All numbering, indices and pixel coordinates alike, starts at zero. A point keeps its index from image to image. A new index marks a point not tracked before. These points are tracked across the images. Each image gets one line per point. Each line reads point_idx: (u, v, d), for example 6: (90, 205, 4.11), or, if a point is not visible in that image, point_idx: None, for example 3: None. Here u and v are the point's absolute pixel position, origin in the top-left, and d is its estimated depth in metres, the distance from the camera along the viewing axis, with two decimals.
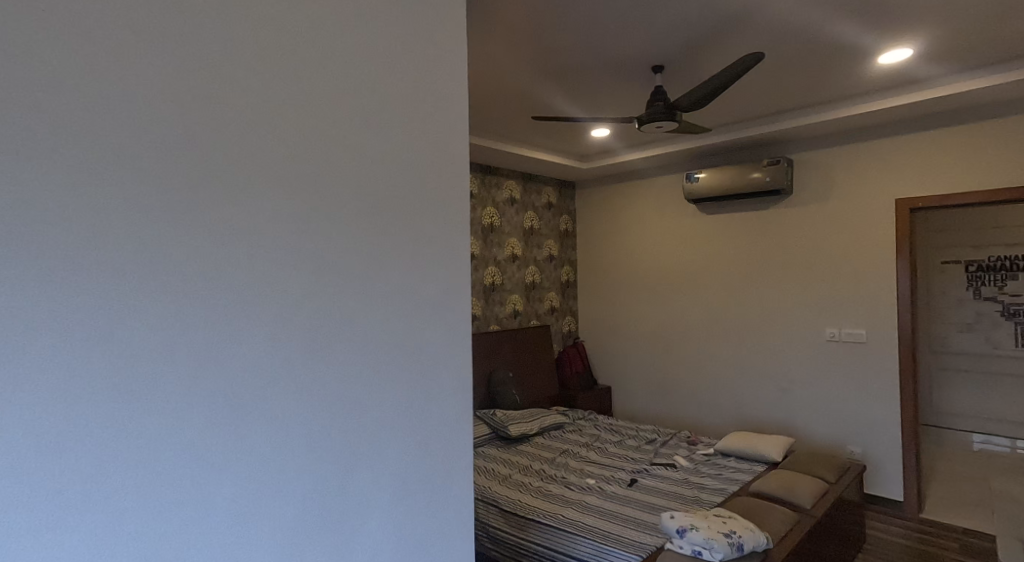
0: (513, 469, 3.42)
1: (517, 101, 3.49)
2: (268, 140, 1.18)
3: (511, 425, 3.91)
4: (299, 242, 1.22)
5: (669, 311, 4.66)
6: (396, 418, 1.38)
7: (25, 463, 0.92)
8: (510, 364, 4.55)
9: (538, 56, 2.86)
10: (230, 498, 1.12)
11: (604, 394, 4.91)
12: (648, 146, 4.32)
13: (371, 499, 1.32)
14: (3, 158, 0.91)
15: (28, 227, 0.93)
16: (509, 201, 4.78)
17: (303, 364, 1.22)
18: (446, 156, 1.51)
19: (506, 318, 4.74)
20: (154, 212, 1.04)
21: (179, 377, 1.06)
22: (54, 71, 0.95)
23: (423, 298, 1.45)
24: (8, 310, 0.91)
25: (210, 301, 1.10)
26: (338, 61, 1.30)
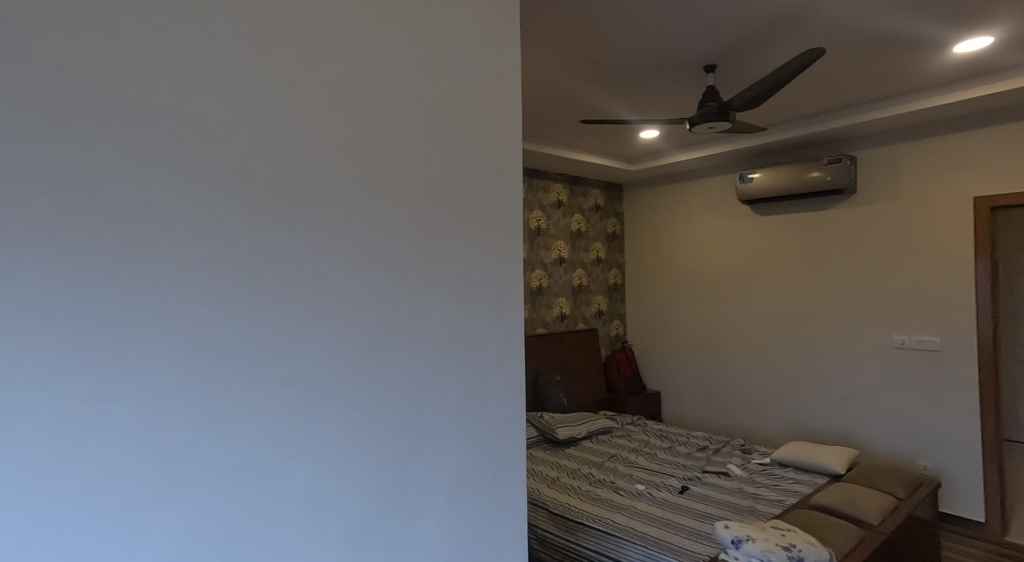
0: (560, 471, 3.40)
1: (565, 103, 3.47)
2: (323, 140, 1.20)
3: (558, 428, 3.89)
4: (358, 243, 1.24)
5: (722, 315, 4.54)
6: (453, 414, 1.39)
7: (119, 457, 0.98)
8: (556, 367, 4.53)
9: (585, 58, 2.84)
10: (298, 493, 1.15)
11: (654, 400, 4.82)
12: (699, 147, 4.22)
13: (429, 496, 1.33)
14: (103, 167, 0.97)
15: (124, 230, 0.99)
16: (555, 204, 4.77)
17: (364, 363, 1.25)
18: (498, 155, 1.49)
19: (552, 321, 4.71)
20: (230, 216, 1.09)
21: (254, 374, 1.11)
22: (117, 75, 0.98)
23: (478, 301, 1.44)
24: (107, 310, 0.97)
25: (280, 302, 1.14)
26: (390, 60, 1.30)
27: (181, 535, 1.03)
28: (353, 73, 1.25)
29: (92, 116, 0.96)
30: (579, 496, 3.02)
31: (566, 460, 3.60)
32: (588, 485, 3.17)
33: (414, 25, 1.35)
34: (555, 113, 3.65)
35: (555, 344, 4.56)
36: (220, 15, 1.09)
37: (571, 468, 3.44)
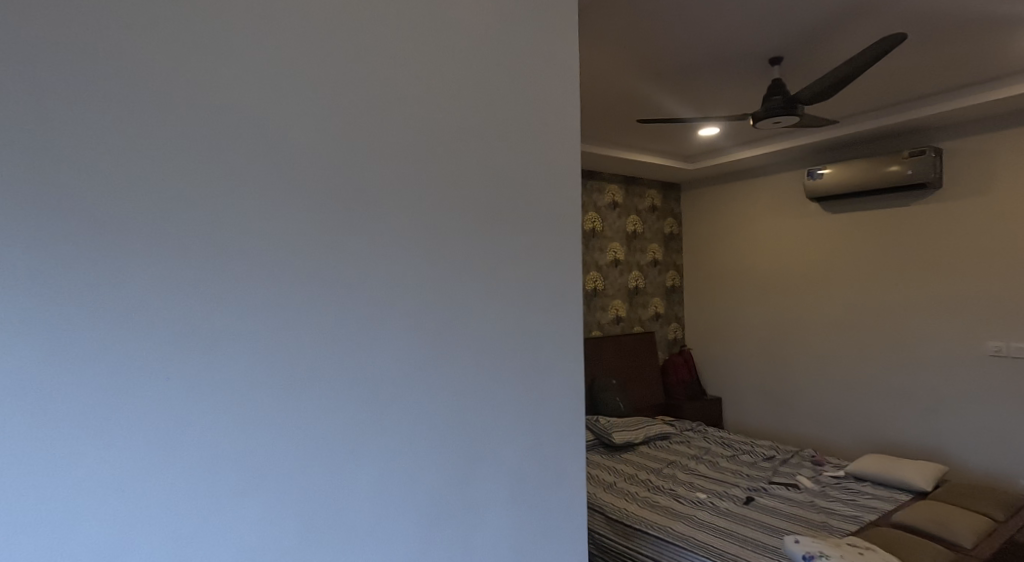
0: (618, 476, 3.33)
1: (621, 103, 3.40)
2: (384, 139, 1.19)
3: (615, 432, 3.82)
4: (425, 238, 1.24)
5: (788, 318, 4.35)
6: (519, 413, 1.36)
7: (197, 450, 1.00)
8: (612, 370, 4.44)
9: (644, 56, 2.76)
10: (363, 489, 1.15)
11: (716, 405, 4.66)
12: (763, 144, 4.06)
13: (494, 498, 1.30)
14: (183, 166, 1.00)
15: (200, 226, 1.01)
16: (611, 205, 4.69)
17: (431, 359, 1.23)
18: (558, 152, 1.46)
19: (608, 324, 4.63)
20: (300, 212, 1.10)
21: (322, 368, 1.11)
22: (185, 82, 1.01)
23: (544, 297, 1.41)
24: (183, 304, 1.00)
25: (347, 297, 1.14)
26: (449, 58, 1.29)
27: (249, 534, 1.04)
28: (412, 72, 1.24)
29: (160, 124, 0.99)
30: (638, 503, 2.94)
31: (623, 465, 3.52)
32: (647, 492, 3.09)
33: (472, 22, 1.32)
34: (611, 113, 3.58)
35: (610, 346, 4.48)
36: (280, 18, 1.10)
37: (629, 473, 3.37)
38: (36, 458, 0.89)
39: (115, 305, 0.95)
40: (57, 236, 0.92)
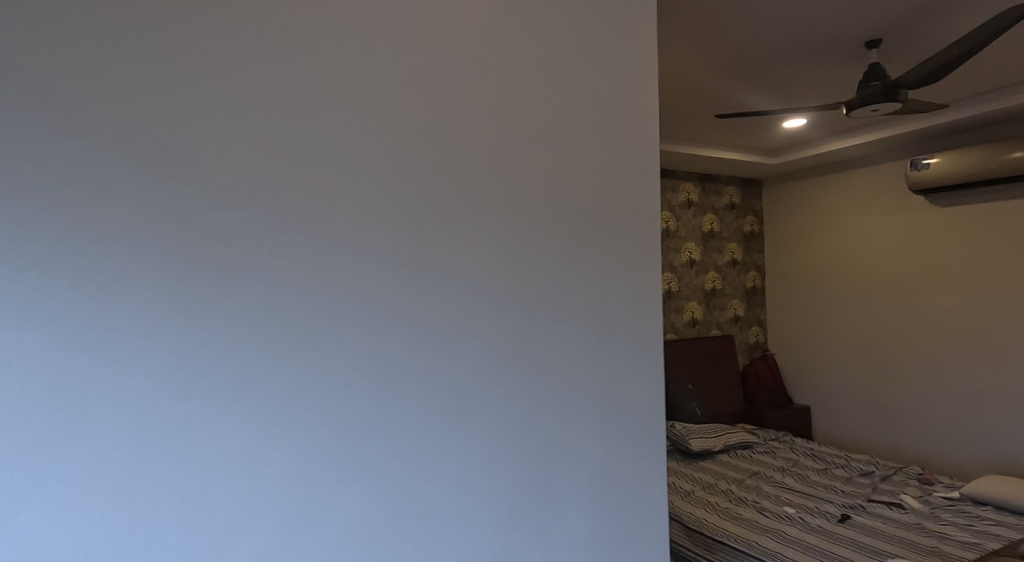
0: (696, 485, 3.19)
1: (695, 99, 3.26)
2: (450, 201, 1.39)
3: (691, 439, 3.66)
4: (501, 268, 1.45)
5: (885, 321, 4.05)
6: (593, 422, 1.56)
7: (329, 455, 1.24)
8: (689, 375, 4.27)
9: (724, 48, 2.62)
10: (457, 485, 1.36)
11: (803, 415, 4.39)
12: (856, 134, 3.79)
13: (570, 497, 1.51)
14: (308, 219, 1.24)
15: (320, 266, 1.25)
16: (685, 204, 4.52)
17: (509, 373, 1.44)
18: (606, 198, 1.61)
19: (684, 326, 4.46)
20: (397, 250, 1.33)
21: (418, 383, 1.33)
22: (301, 148, 1.24)
23: (608, 315, 1.60)
24: (307, 330, 1.23)
25: (436, 320, 1.36)
26: (503, 122, 1.46)
27: (341, 540, 1.24)
28: (471, 139, 1.42)
29: (268, 201, 1.21)
30: (718, 513, 2.79)
31: (703, 474, 3.36)
32: (727, 502, 2.94)
33: (523, 86, 1.49)
34: (685, 110, 3.44)
35: (686, 350, 4.32)
36: (361, 102, 1.30)
37: (707, 482, 3.21)
38: (170, 473, 1.11)
39: (231, 350, 1.17)
40: (187, 295, 1.14)
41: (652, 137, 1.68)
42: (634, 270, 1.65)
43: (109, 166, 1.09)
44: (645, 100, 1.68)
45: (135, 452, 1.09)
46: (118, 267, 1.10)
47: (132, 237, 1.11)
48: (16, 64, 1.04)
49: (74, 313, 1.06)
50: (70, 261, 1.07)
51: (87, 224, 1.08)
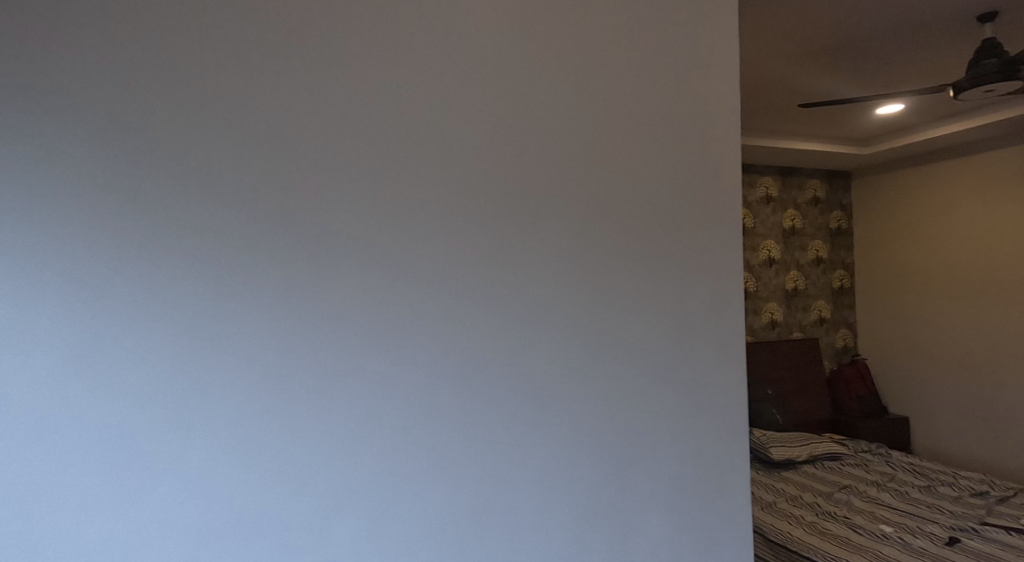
0: (779, 497, 2.99)
1: (776, 89, 3.06)
2: (526, 200, 1.35)
3: (772, 448, 3.44)
4: (573, 264, 1.39)
5: (998, 324, 3.67)
6: (672, 425, 1.48)
7: (405, 453, 1.24)
8: (769, 380, 4.03)
9: (814, 31, 2.42)
10: (532, 488, 1.33)
11: (899, 425, 4.05)
12: (964, 118, 3.46)
13: (649, 504, 1.43)
14: (384, 217, 1.24)
15: (394, 265, 1.24)
16: (764, 199, 4.27)
17: (582, 373, 1.39)
18: (685, 193, 1.52)
19: (762, 329, 4.22)
20: (468, 247, 1.30)
21: (492, 381, 1.31)
22: (375, 146, 1.24)
23: (689, 313, 1.51)
24: (383, 327, 1.23)
25: (508, 318, 1.33)
26: (574, 117, 1.41)
27: (426, 542, 1.24)
28: (543, 135, 1.38)
29: (343, 200, 1.21)
30: (804, 527, 2.60)
31: (786, 485, 3.15)
32: (813, 516, 2.73)
33: (591, 78, 1.43)
34: (764, 101, 3.25)
35: (766, 353, 4.08)
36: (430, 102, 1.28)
37: (791, 494, 3.00)
38: (259, 467, 1.15)
39: (314, 354, 1.18)
40: (272, 303, 1.16)
41: (732, 126, 1.57)
42: (719, 267, 1.55)
43: (197, 180, 1.13)
44: (725, 87, 1.57)
45: (228, 447, 1.13)
46: (202, 269, 1.13)
47: (218, 238, 1.14)
48: (114, 92, 1.09)
49: (174, 328, 1.11)
50: (170, 277, 1.11)
51: (181, 239, 1.12)
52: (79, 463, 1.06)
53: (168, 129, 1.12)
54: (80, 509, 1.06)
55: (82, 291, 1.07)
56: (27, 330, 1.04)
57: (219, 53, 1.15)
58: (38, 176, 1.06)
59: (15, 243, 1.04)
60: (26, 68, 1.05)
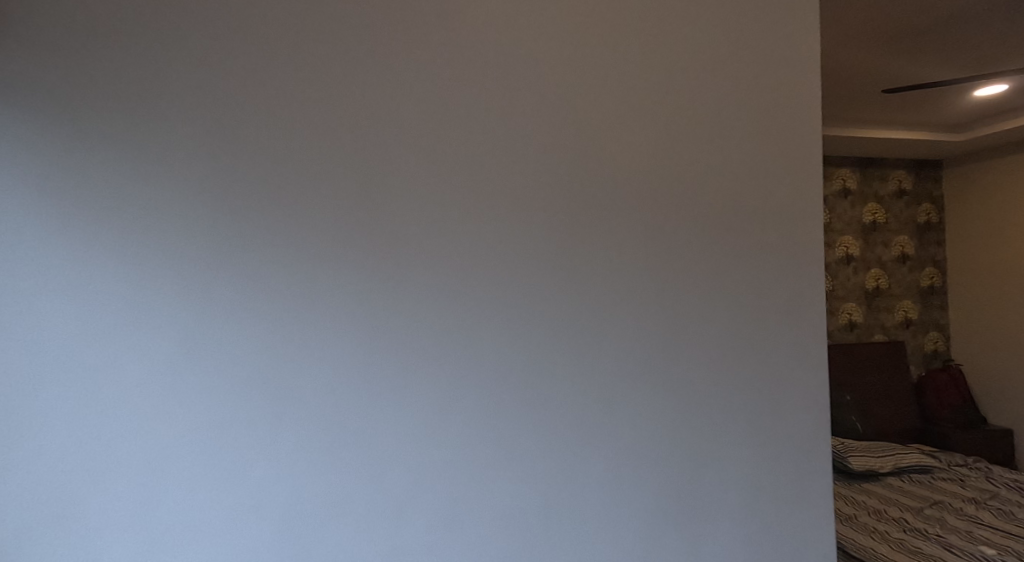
0: (859, 509, 2.76)
1: (852, 77, 2.85)
2: (563, 218, 1.48)
3: (851, 457, 3.20)
4: (642, 272, 1.53)
5: None
6: (741, 424, 1.58)
7: (488, 440, 1.42)
8: (849, 386, 3.75)
9: (898, 12, 2.22)
10: (601, 479, 1.48)
11: (1001, 438, 3.67)
12: None
13: (717, 500, 1.55)
14: (471, 232, 1.42)
15: (481, 273, 1.43)
16: (841, 192, 3.99)
17: (649, 373, 1.52)
18: (721, 207, 1.59)
19: (839, 331, 3.94)
20: (546, 256, 1.47)
21: (569, 379, 1.47)
22: (459, 170, 1.42)
23: (755, 318, 1.60)
24: (471, 328, 1.42)
25: (581, 321, 1.48)
26: (605, 140, 1.52)
27: (487, 521, 1.41)
28: (574, 159, 1.50)
29: (435, 218, 1.41)
30: (890, 544, 2.39)
31: (867, 497, 2.91)
32: (901, 533, 2.49)
33: (619, 102, 1.53)
34: (839, 91, 3.04)
35: (844, 357, 3.81)
36: (471, 129, 1.44)
37: (873, 508, 2.77)
38: (363, 449, 1.35)
39: (382, 350, 1.37)
40: (347, 306, 1.36)
41: (765, 139, 1.62)
42: (757, 277, 1.61)
43: (301, 205, 1.34)
44: (764, 102, 1.62)
45: (337, 432, 1.34)
46: (318, 279, 1.34)
47: (330, 253, 1.35)
48: (241, 137, 1.32)
49: (293, 330, 1.32)
50: (277, 288, 1.32)
51: (268, 250, 1.32)
52: (215, 442, 1.29)
53: (255, 159, 1.33)
54: (189, 482, 1.27)
55: (218, 301, 1.30)
56: (144, 332, 1.27)
57: (290, 94, 1.35)
58: (188, 205, 1.29)
59: (164, 263, 1.28)
60: (180, 119, 1.30)
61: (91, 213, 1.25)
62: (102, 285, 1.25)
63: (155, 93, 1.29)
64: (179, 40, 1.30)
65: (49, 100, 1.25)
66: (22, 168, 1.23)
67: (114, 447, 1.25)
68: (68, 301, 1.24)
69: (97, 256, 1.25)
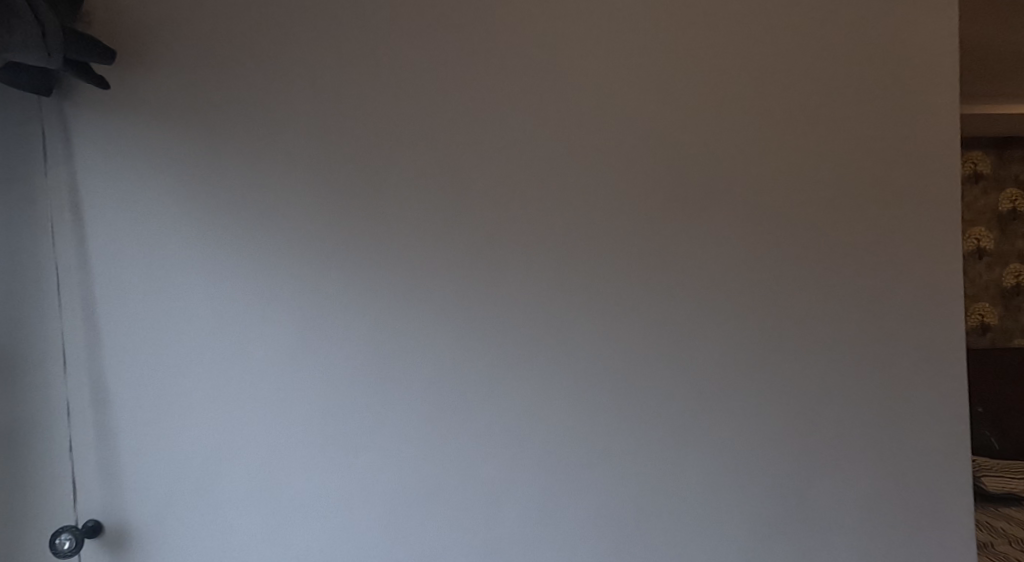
0: (998, 536, 2.41)
1: (993, 45, 2.47)
2: (676, 198, 1.27)
3: (987, 477, 2.81)
4: (745, 243, 1.28)
5: None
6: (866, 424, 1.29)
7: (576, 442, 1.25)
8: (981, 396, 3.33)
9: None
10: (698, 488, 1.26)
11: None
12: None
13: (835, 516, 1.28)
14: (557, 210, 1.25)
15: (569, 255, 1.26)
16: (970, 178, 3.58)
17: (752, 362, 1.27)
18: (862, 179, 1.30)
19: (969, 334, 3.53)
20: (637, 231, 1.27)
21: (662, 372, 1.26)
22: (541, 138, 1.26)
23: (887, 298, 1.29)
24: (558, 318, 1.25)
25: (676, 305, 1.27)
26: (723, 106, 1.28)
27: (590, 532, 1.25)
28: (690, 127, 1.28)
29: (515, 196, 1.25)
30: None
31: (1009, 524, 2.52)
32: None
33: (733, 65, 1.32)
34: (977, 63, 2.66)
35: (976, 364, 3.39)
36: (552, 96, 1.26)
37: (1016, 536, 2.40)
38: (446, 449, 1.23)
39: (479, 344, 1.24)
40: (442, 297, 1.24)
41: (907, 88, 1.31)
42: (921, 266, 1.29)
43: (376, 185, 1.23)
44: (900, 35, 1.31)
45: (419, 430, 1.23)
46: (396, 265, 1.23)
47: (409, 239, 1.24)
48: (316, 113, 1.23)
49: (372, 318, 1.23)
50: (356, 273, 1.23)
51: (344, 232, 1.23)
52: (298, 438, 1.21)
53: (349, 142, 1.23)
54: (270, 476, 1.21)
55: (300, 288, 1.22)
56: (261, 322, 1.21)
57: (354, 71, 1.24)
58: (265, 191, 1.22)
59: (241, 252, 1.21)
60: (254, 101, 1.23)
61: (173, 202, 1.21)
62: (218, 277, 1.21)
63: (223, 76, 1.22)
64: (266, 25, 1.23)
65: (163, 93, 1.21)
66: (145, 158, 1.21)
67: (201, 446, 1.20)
68: (151, 296, 1.20)
69: (178, 244, 1.20)
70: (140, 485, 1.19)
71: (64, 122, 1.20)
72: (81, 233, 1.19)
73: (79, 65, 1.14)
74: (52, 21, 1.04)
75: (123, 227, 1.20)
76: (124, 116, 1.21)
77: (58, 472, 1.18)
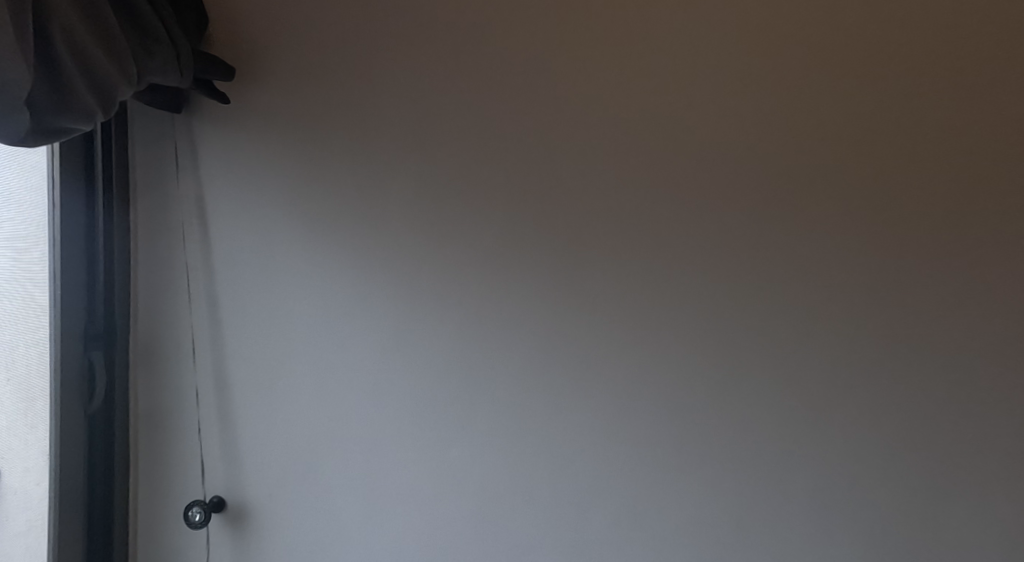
0: None
1: None
2: (776, 209, 1.23)
3: None
4: (856, 258, 1.22)
5: None
6: (992, 452, 1.20)
7: (667, 449, 1.25)
8: None
9: None
10: (801, 504, 1.23)
11: None
12: None
13: (955, 544, 1.21)
14: (651, 218, 1.25)
15: (664, 263, 1.25)
16: None
17: (862, 383, 1.22)
18: (981, 190, 1.20)
19: None
20: (737, 241, 1.24)
21: (761, 386, 1.23)
22: (634, 145, 1.26)
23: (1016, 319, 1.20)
24: (649, 326, 1.25)
25: (778, 318, 1.23)
26: (823, 112, 1.23)
27: (676, 539, 1.25)
28: (781, 127, 1.23)
29: (610, 203, 1.26)
30: None
31: None
32: None
33: (830, 54, 1.23)
34: None
35: None
36: (644, 102, 1.26)
37: None
38: (535, 447, 1.27)
39: (563, 347, 1.27)
40: (526, 300, 1.28)
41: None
42: None
43: (470, 192, 1.29)
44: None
45: (507, 428, 1.28)
46: (487, 269, 1.28)
47: (500, 243, 1.28)
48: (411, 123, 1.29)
49: (463, 319, 1.28)
50: (449, 277, 1.29)
51: (438, 236, 1.29)
52: (394, 431, 1.30)
53: (444, 152, 1.29)
54: (367, 464, 1.30)
55: (396, 289, 1.29)
56: (361, 320, 1.30)
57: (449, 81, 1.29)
58: (366, 196, 1.30)
59: (344, 254, 1.30)
60: (355, 111, 1.31)
61: (284, 207, 1.31)
62: (325, 277, 1.30)
63: (328, 89, 1.31)
64: (365, 40, 1.31)
65: (275, 107, 1.32)
66: (260, 167, 1.32)
67: (305, 433, 1.30)
68: (263, 293, 1.31)
69: (288, 247, 1.31)
70: (252, 465, 1.31)
71: (191, 135, 1.33)
72: (207, 235, 1.32)
73: (205, 83, 1.26)
74: (184, 44, 1.16)
75: (241, 238, 1.32)
76: (242, 128, 1.32)
77: (182, 453, 1.31)
